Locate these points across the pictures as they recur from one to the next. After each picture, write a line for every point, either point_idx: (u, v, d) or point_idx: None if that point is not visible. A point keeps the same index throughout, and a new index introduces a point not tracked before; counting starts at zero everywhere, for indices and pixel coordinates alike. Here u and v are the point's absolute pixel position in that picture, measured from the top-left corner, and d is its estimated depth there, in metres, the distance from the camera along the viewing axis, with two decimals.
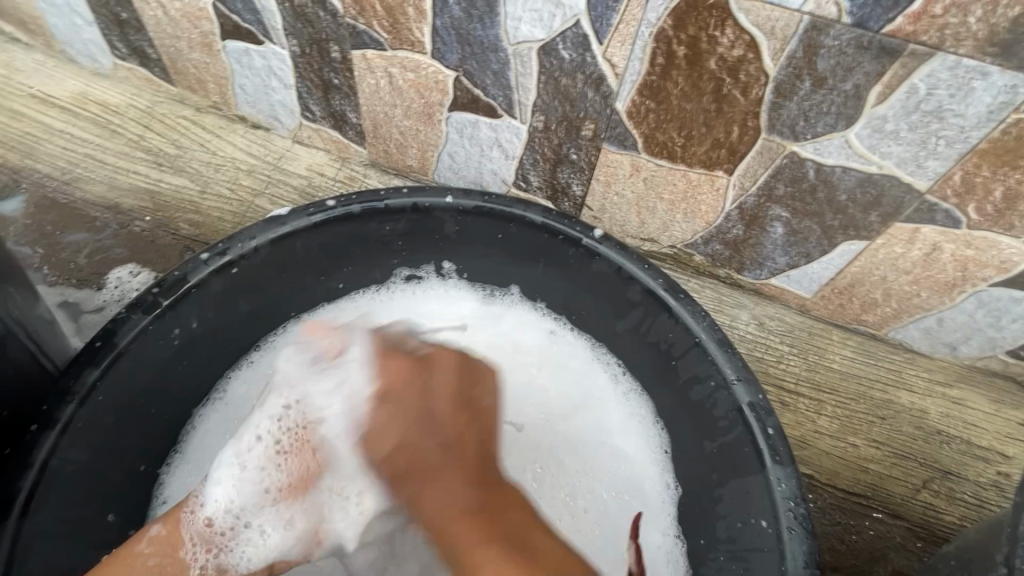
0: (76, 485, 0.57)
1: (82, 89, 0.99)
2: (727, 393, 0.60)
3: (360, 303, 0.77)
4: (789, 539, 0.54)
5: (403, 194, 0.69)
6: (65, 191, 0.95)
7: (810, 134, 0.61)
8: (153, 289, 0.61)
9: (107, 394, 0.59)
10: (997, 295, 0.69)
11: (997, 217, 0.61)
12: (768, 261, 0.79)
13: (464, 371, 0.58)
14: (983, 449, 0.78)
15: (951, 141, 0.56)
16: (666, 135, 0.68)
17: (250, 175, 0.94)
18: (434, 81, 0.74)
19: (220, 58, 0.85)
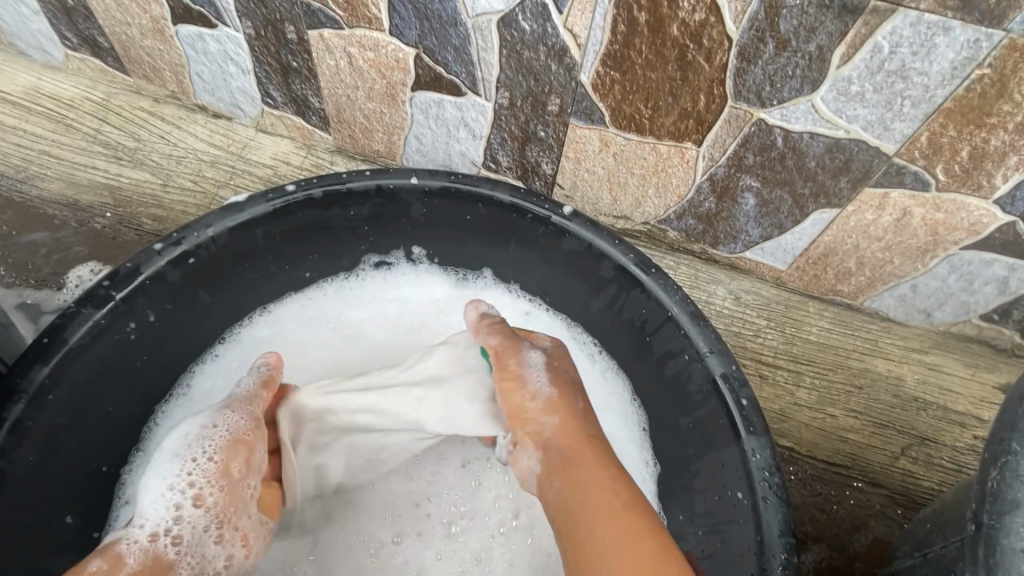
0: (29, 488, 0.55)
1: (35, 83, 0.95)
2: (701, 365, 0.59)
3: (329, 291, 0.75)
4: (765, 509, 0.53)
5: (365, 176, 0.67)
6: (20, 189, 0.91)
7: (777, 100, 0.60)
8: (104, 282, 0.59)
9: (60, 393, 0.57)
10: (969, 258, 0.69)
11: (965, 178, 0.60)
12: (742, 234, 0.78)
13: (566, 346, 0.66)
14: (960, 414, 0.79)
15: (917, 101, 0.55)
16: (633, 108, 0.66)
17: (213, 166, 0.91)
18: (394, 59, 0.72)
19: (174, 44, 0.82)
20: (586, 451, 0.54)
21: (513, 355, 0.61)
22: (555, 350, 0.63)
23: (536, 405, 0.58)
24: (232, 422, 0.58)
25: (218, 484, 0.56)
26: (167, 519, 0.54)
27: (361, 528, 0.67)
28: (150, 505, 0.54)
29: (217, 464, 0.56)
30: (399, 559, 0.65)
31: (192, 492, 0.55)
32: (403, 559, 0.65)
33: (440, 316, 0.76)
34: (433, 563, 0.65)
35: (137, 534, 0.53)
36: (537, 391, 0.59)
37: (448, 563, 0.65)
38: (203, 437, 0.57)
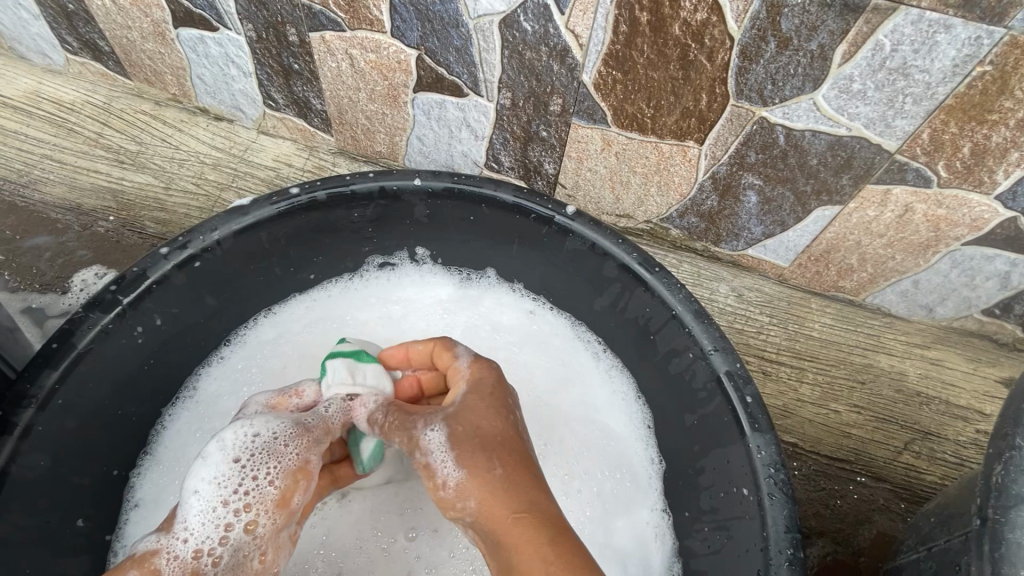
0: (40, 492, 0.56)
1: (36, 87, 0.95)
2: (705, 363, 0.59)
3: (333, 292, 0.76)
4: (770, 505, 0.53)
5: (369, 178, 0.67)
6: (23, 194, 0.91)
7: (779, 99, 0.60)
8: (111, 287, 0.59)
9: (68, 397, 0.57)
10: (970, 253, 0.69)
11: (967, 174, 0.60)
12: (744, 232, 0.78)
13: (498, 388, 0.57)
14: (961, 408, 0.79)
15: (918, 98, 0.55)
16: (635, 107, 0.66)
17: (215, 169, 0.91)
18: (396, 61, 0.72)
19: (176, 48, 0.82)
20: (519, 536, 0.47)
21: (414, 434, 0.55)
22: (457, 411, 0.54)
23: (450, 493, 0.52)
24: (298, 450, 0.57)
25: (271, 513, 0.55)
26: (214, 537, 0.53)
27: (374, 523, 0.67)
28: (197, 522, 0.53)
29: (278, 489, 0.55)
30: (412, 556, 0.65)
31: (246, 516, 0.54)
32: (415, 555, 0.65)
33: (444, 316, 0.76)
34: (446, 560, 0.65)
35: (179, 549, 0.52)
36: (447, 477, 0.52)
37: (461, 561, 0.65)
38: (271, 458, 0.56)
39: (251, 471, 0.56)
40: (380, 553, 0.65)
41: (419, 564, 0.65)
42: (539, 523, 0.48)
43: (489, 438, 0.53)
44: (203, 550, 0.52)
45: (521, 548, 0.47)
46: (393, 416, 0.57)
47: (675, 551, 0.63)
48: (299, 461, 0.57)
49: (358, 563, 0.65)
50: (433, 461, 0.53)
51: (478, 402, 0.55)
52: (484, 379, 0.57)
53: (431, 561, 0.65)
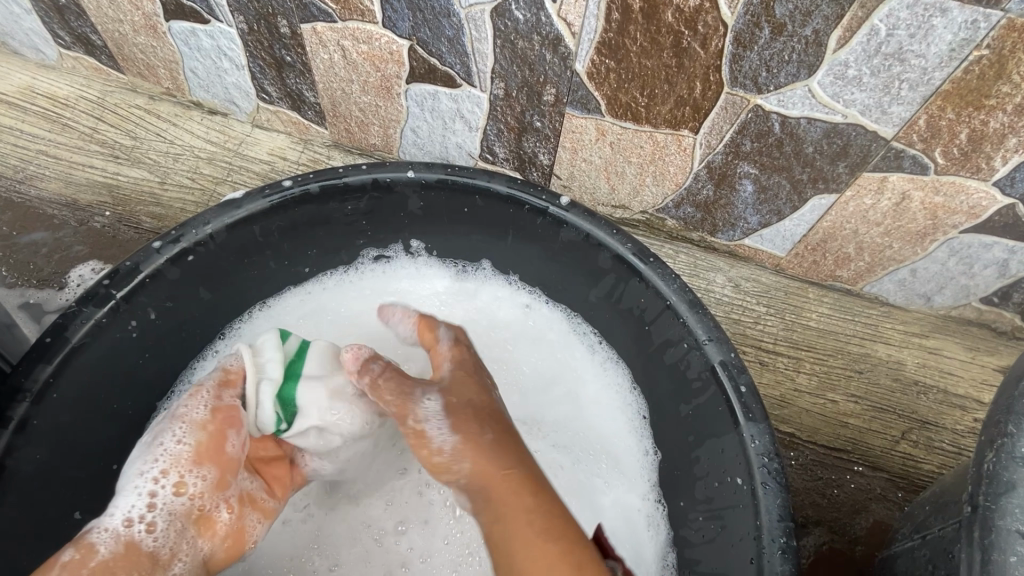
0: (37, 485, 0.56)
1: (30, 83, 0.95)
2: (699, 353, 0.59)
3: (328, 285, 0.76)
4: (763, 494, 0.53)
5: (362, 170, 0.66)
6: (20, 190, 0.91)
7: (773, 86, 0.59)
8: (104, 281, 0.59)
9: (64, 392, 0.57)
10: (968, 241, 0.68)
11: (964, 160, 0.60)
12: (740, 222, 0.78)
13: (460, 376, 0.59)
14: (960, 397, 0.79)
15: (915, 84, 0.55)
16: (630, 96, 0.66)
17: (210, 163, 0.91)
18: (388, 52, 0.71)
19: (168, 41, 0.82)
20: (506, 496, 0.53)
21: (410, 407, 0.57)
22: (451, 383, 0.59)
23: (445, 455, 0.56)
24: (202, 407, 0.59)
25: (192, 470, 0.57)
26: (141, 505, 0.55)
27: (366, 517, 0.68)
28: (124, 496, 0.56)
29: (190, 448, 0.58)
30: (405, 546, 0.66)
31: (170, 481, 0.57)
32: (409, 545, 0.66)
33: (440, 311, 0.77)
34: (440, 548, 0.66)
35: (109, 522, 0.54)
36: (441, 443, 0.56)
37: (454, 547, 0.66)
38: (176, 422, 0.59)
39: (160, 441, 0.58)
40: (375, 544, 0.67)
41: (412, 555, 0.66)
42: (528, 477, 0.54)
43: (471, 417, 0.57)
44: (135, 516, 0.55)
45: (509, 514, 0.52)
46: (389, 377, 0.59)
47: (669, 541, 0.64)
48: (203, 415, 0.59)
49: (353, 556, 0.66)
50: (428, 427, 0.56)
51: (461, 385, 0.59)
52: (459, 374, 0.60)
53: (424, 548, 0.66)
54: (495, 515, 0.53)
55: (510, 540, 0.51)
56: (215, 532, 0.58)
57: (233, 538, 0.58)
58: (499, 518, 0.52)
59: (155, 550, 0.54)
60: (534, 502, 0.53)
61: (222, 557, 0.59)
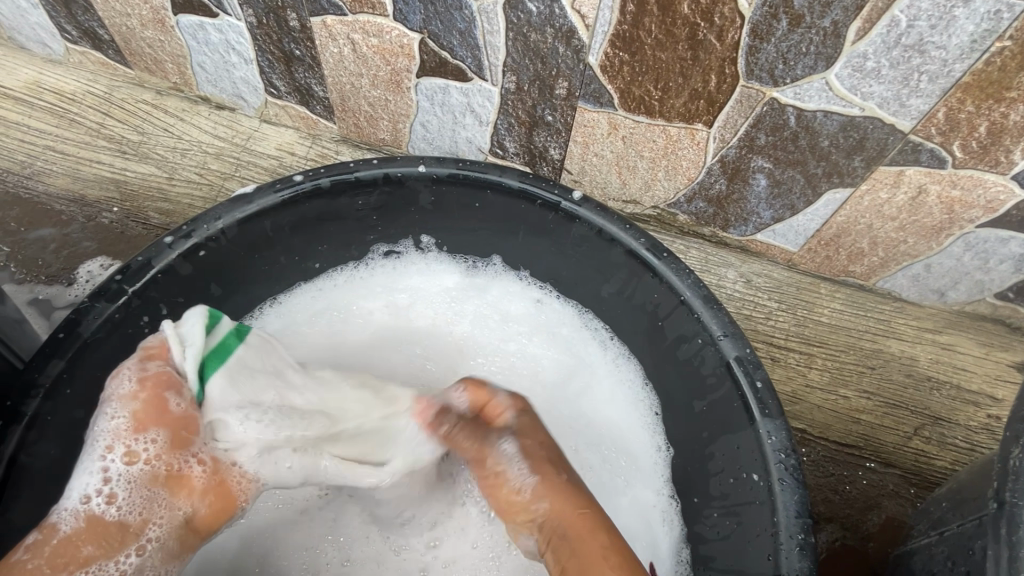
0: (50, 480, 0.56)
1: (36, 78, 0.95)
2: (714, 349, 0.59)
3: (339, 281, 0.76)
4: (780, 491, 0.53)
5: (373, 165, 0.66)
6: (27, 185, 0.91)
7: (790, 78, 0.58)
8: (116, 276, 0.59)
9: (76, 387, 0.57)
10: (984, 236, 0.68)
11: (983, 154, 0.59)
12: (753, 217, 0.77)
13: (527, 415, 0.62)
14: (973, 393, 0.78)
15: (934, 76, 0.54)
16: (643, 89, 0.65)
17: (218, 158, 0.91)
18: (399, 46, 0.71)
19: (175, 35, 0.81)
20: (584, 529, 0.56)
21: (488, 453, 0.61)
22: (522, 427, 0.61)
23: (525, 497, 0.59)
24: (127, 380, 0.56)
25: (133, 436, 0.55)
26: (95, 481, 0.54)
27: None
28: (79, 473, 0.54)
29: (129, 419, 0.55)
30: (429, 541, 0.67)
31: (120, 454, 0.55)
32: (431, 540, 0.67)
33: (452, 308, 0.77)
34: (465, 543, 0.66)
35: (69, 503, 0.53)
36: (521, 483, 0.59)
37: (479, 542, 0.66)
38: (107, 395, 0.56)
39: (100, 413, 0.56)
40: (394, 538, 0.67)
41: (434, 548, 0.66)
42: (598, 516, 0.57)
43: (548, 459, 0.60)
44: (94, 494, 0.54)
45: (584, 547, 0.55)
46: (462, 429, 0.62)
47: (683, 537, 0.64)
48: (132, 382, 0.56)
49: (369, 550, 0.66)
50: (510, 469, 0.59)
51: (529, 429, 0.62)
52: (526, 421, 0.62)
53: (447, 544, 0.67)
54: (569, 553, 0.55)
55: (577, 575, 0.54)
56: (185, 489, 0.57)
57: (211, 491, 0.58)
58: (572, 544, 0.56)
59: (121, 518, 0.54)
60: (605, 538, 0.56)
61: (206, 514, 0.58)
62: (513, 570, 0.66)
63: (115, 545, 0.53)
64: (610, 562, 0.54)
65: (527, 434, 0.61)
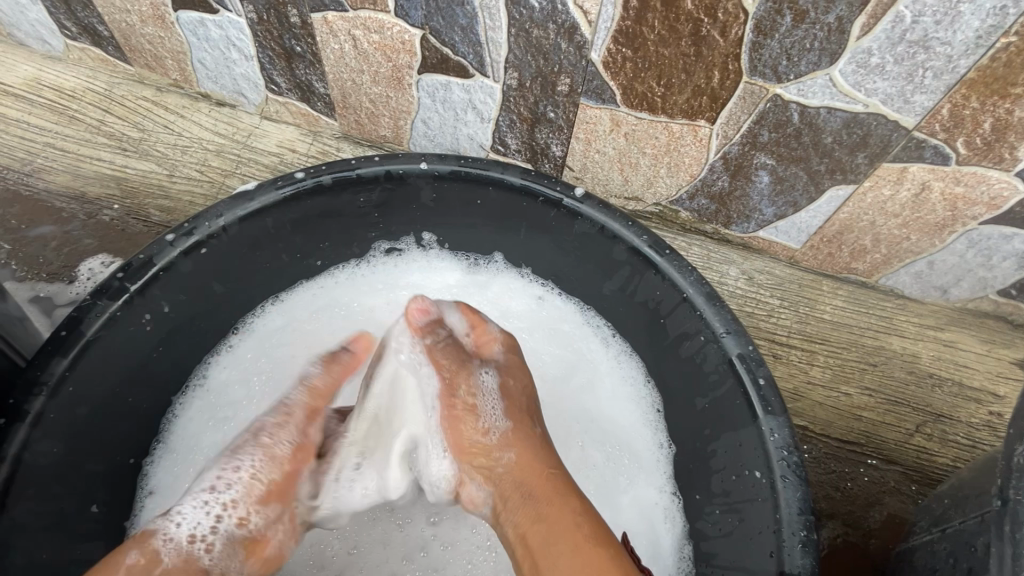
0: (54, 478, 0.56)
1: (36, 74, 0.94)
2: (717, 346, 0.59)
3: (341, 278, 0.76)
4: (783, 488, 0.53)
5: (375, 162, 0.66)
6: (27, 182, 0.91)
7: (793, 75, 0.58)
8: (118, 274, 0.59)
9: (79, 385, 0.57)
10: (988, 233, 0.68)
11: (986, 151, 0.59)
12: (755, 214, 0.77)
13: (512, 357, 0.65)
14: (975, 390, 0.78)
15: (939, 72, 0.54)
16: (646, 86, 0.65)
17: (219, 155, 0.90)
18: (400, 42, 0.70)
19: (175, 31, 0.81)
20: (546, 484, 0.56)
21: (466, 379, 0.63)
22: (508, 367, 0.64)
23: (491, 440, 0.61)
24: (287, 441, 0.62)
25: (258, 504, 0.60)
26: (205, 524, 0.56)
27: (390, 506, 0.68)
28: (190, 509, 0.56)
29: (265, 483, 0.60)
30: (429, 533, 0.67)
31: (235, 511, 0.58)
32: (433, 535, 0.67)
33: None
34: (466, 536, 0.67)
35: (173, 532, 0.54)
36: (492, 426, 0.62)
37: (480, 536, 0.67)
38: (258, 449, 0.61)
39: (239, 462, 0.60)
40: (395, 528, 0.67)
41: (435, 543, 0.66)
42: (568, 478, 0.57)
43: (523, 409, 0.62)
44: (199, 535, 0.55)
45: (546, 500, 0.55)
46: (446, 349, 0.64)
47: (685, 534, 0.63)
48: (294, 446, 0.63)
49: (370, 539, 0.66)
50: (483, 404, 0.63)
51: (518, 375, 0.64)
52: (514, 360, 0.65)
53: (449, 536, 0.67)
54: (531, 510, 0.55)
55: (538, 531, 0.53)
56: (257, 557, 0.59)
57: (269, 561, 0.60)
58: (539, 503, 0.55)
59: (210, 569, 0.55)
60: (573, 497, 0.54)
61: None
62: None
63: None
64: (584, 526, 0.52)
65: (511, 378, 0.63)
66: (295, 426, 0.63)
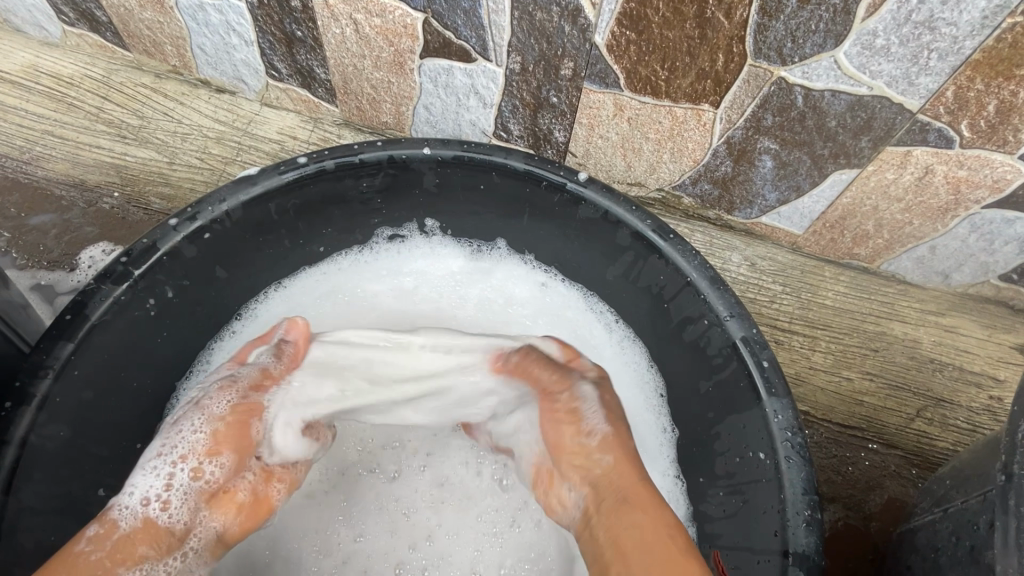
0: (60, 462, 0.56)
1: (33, 61, 0.94)
2: (720, 329, 0.59)
3: (343, 265, 0.76)
4: (787, 468, 0.53)
5: (378, 147, 0.65)
6: (26, 170, 0.90)
7: (798, 57, 0.58)
8: (122, 258, 0.58)
9: (85, 368, 0.57)
10: (990, 217, 0.68)
11: (990, 134, 0.59)
12: (758, 199, 0.77)
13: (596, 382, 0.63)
14: (975, 374, 0.79)
15: (944, 54, 0.54)
16: (650, 70, 0.65)
17: (219, 143, 0.90)
18: (402, 26, 0.70)
19: (174, 16, 0.80)
20: (641, 491, 0.54)
21: (568, 389, 0.62)
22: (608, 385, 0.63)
23: (592, 441, 0.58)
24: (225, 402, 0.60)
25: (207, 455, 0.58)
26: (158, 485, 0.56)
27: (395, 491, 0.68)
28: (142, 477, 0.56)
29: (209, 436, 0.58)
30: (434, 522, 0.67)
31: (188, 465, 0.57)
32: (437, 521, 0.67)
33: (457, 291, 0.77)
34: (472, 523, 0.67)
35: (128, 500, 0.55)
36: (593, 428, 0.59)
37: (484, 522, 0.67)
38: (199, 409, 0.59)
39: (180, 424, 0.58)
40: (402, 516, 0.67)
41: (440, 529, 0.66)
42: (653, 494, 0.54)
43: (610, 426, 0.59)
44: (152, 497, 0.55)
45: (640, 507, 0.53)
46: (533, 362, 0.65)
47: (690, 516, 0.64)
48: (235, 404, 0.60)
49: (377, 526, 0.66)
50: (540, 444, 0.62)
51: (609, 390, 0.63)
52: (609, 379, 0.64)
53: (452, 525, 0.67)
54: (627, 516, 0.52)
55: (625, 543, 0.51)
56: (228, 505, 0.58)
57: (247, 508, 0.60)
58: (633, 511, 0.53)
59: (172, 524, 0.55)
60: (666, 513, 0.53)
61: (236, 531, 0.59)
62: (520, 546, 0.66)
63: (168, 550, 0.54)
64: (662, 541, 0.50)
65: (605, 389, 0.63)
66: (239, 392, 0.61)
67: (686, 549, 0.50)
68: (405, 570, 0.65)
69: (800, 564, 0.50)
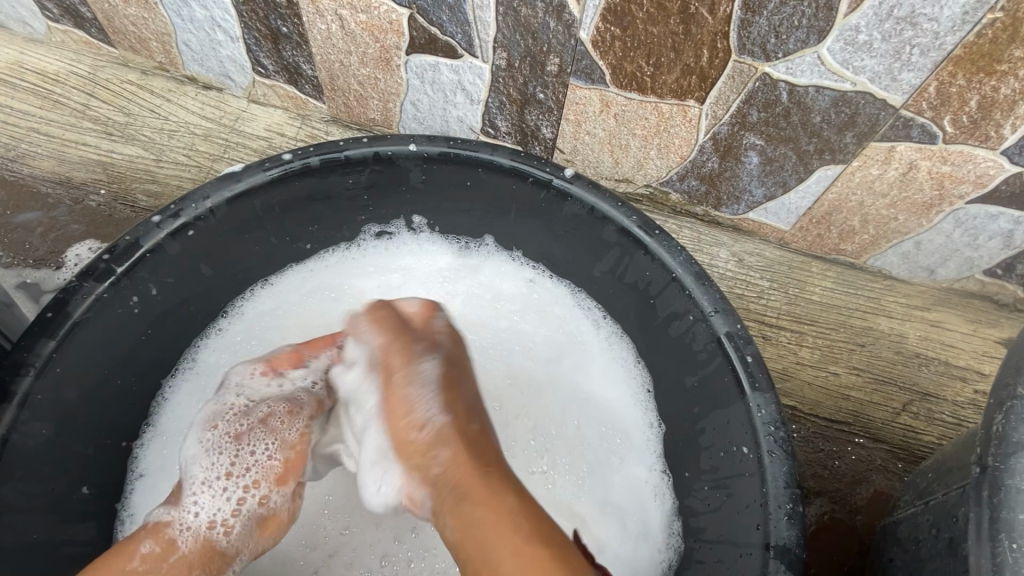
0: (43, 460, 0.56)
1: (18, 57, 0.93)
2: (705, 325, 0.59)
3: (331, 262, 0.75)
4: (770, 462, 0.53)
5: (363, 143, 0.65)
6: (12, 168, 0.90)
7: (782, 53, 0.58)
8: (104, 256, 0.58)
9: (67, 366, 0.57)
10: (974, 212, 0.68)
11: (973, 129, 0.59)
12: (744, 195, 0.77)
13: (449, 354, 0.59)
14: (961, 369, 0.79)
15: (926, 49, 0.54)
16: (636, 65, 0.65)
17: (206, 140, 0.90)
18: (388, 22, 0.70)
19: (159, 12, 0.80)
20: (478, 483, 0.50)
21: (401, 360, 0.57)
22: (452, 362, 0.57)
23: (426, 431, 0.54)
24: (297, 429, 0.61)
25: (273, 484, 0.60)
26: (223, 509, 0.58)
27: None
28: (206, 497, 0.58)
29: (280, 464, 0.60)
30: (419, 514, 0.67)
31: (258, 492, 0.59)
32: None
33: (445, 288, 0.77)
34: None
35: (190, 520, 0.57)
36: (430, 410, 0.54)
37: None
38: (269, 433, 0.60)
39: (247, 445, 0.60)
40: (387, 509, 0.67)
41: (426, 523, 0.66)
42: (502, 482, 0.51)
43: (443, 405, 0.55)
44: (215, 520, 0.57)
45: (478, 500, 0.50)
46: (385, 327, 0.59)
47: (675, 510, 0.64)
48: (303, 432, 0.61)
49: (363, 521, 0.66)
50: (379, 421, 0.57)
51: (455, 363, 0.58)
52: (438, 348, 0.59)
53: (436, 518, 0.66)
54: (468, 515, 0.49)
55: (474, 538, 0.48)
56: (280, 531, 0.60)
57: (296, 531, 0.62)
58: (473, 507, 0.49)
59: (229, 548, 0.58)
60: (510, 505, 0.49)
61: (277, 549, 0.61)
62: None
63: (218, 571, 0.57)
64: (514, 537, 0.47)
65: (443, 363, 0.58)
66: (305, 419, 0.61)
67: (545, 543, 0.47)
68: (389, 563, 0.65)
69: (781, 557, 0.50)
